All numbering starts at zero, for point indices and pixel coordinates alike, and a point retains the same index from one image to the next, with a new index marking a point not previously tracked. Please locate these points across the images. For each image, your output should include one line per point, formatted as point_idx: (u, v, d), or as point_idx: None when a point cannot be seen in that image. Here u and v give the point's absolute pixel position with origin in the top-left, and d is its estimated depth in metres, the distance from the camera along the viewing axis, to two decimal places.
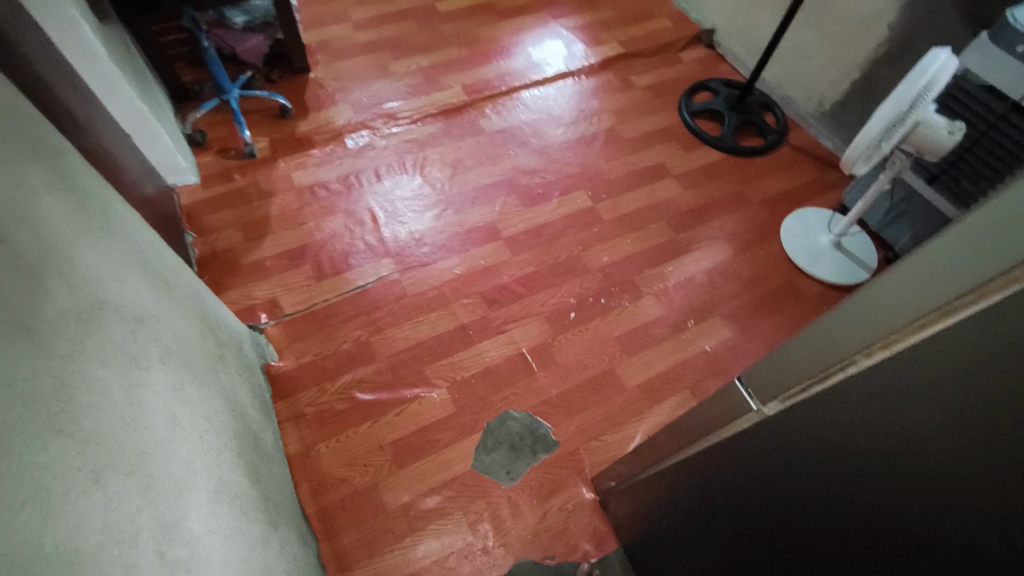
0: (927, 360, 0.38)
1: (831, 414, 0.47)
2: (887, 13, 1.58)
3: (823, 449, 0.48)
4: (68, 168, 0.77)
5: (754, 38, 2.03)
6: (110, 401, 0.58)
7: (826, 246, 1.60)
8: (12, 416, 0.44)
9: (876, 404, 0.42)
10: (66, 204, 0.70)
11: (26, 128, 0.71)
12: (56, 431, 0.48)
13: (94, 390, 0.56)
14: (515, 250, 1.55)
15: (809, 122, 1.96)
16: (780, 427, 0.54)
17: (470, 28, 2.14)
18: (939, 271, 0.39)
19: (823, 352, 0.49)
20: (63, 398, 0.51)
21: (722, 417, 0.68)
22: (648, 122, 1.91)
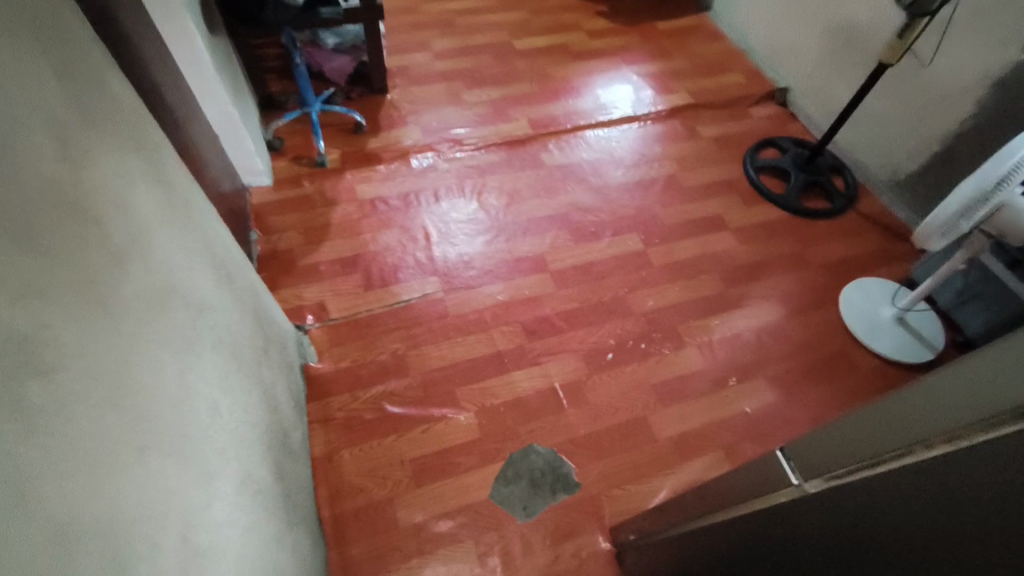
0: (999, 464, 0.35)
1: (883, 505, 0.43)
2: (977, 88, 1.52)
3: (870, 543, 0.45)
4: (162, 162, 0.84)
5: (829, 100, 1.99)
6: (163, 381, 0.62)
7: (888, 321, 1.51)
8: (79, 382, 0.47)
9: (937, 503, 0.39)
10: (155, 194, 0.76)
11: (133, 123, 0.78)
12: (113, 402, 0.51)
13: (151, 369, 0.60)
14: (560, 284, 1.55)
15: (881, 190, 1.88)
16: (822, 509, 0.51)
17: (544, 66, 2.21)
18: (1015, 368, 0.36)
19: (876, 434, 0.46)
20: (122, 372, 0.54)
21: (755, 484, 0.64)
22: (709, 172, 1.90)
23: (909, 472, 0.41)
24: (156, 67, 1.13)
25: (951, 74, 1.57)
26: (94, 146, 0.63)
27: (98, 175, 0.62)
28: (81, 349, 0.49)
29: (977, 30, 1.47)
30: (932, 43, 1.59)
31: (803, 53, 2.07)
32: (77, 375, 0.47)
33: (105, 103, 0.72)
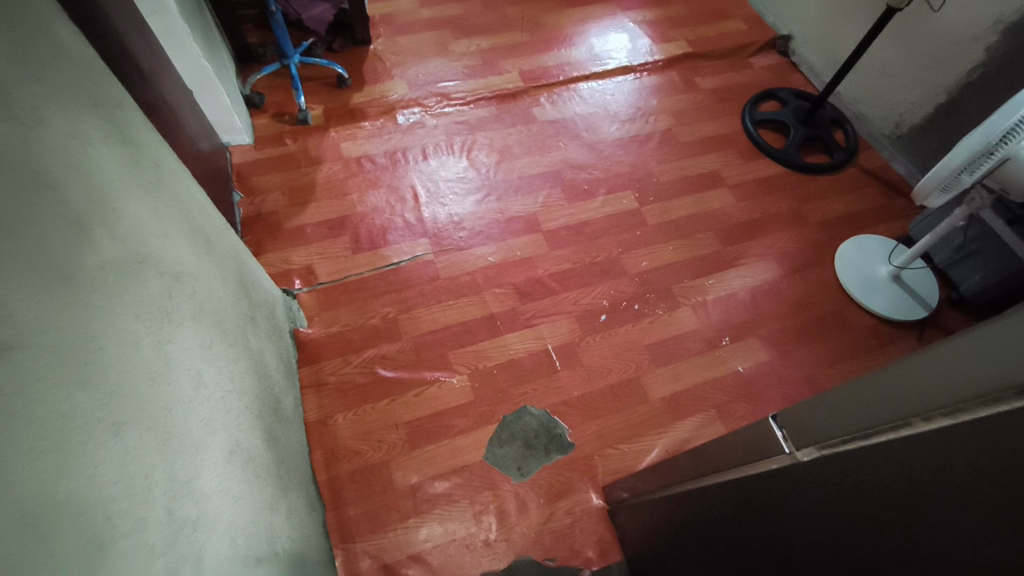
0: (993, 439, 0.34)
1: (873, 475, 0.43)
2: (988, 35, 1.45)
3: (855, 511, 0.44)
4: (126, 121, 0.79)
5: (833, 49, 1.91)
6: (139, 355, 0.59)
7: (884, 279, 1.50)
8: (41, 362, 0.45)
9: (924, 474, 0.38)
10: (119, 156, 0.72)
11: (89, 78, 0.72)
12: (82, 378, 0.49)
13: (125, 342, 0.57)
14: (553, 245, 1.52)
15: (881, 144, 1.84)
16: (815, 476, 0.50)
17: (535, 14, 2.10)
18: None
19: (870, 405, 0.45)
20: (92, 348, 0.52)
21: (751, 453, 0.64)
22: (708, 127, 1.84)
23: (901, 440, 0.40)
24: (117, 17, 1.05)
25: (962, 21, 1.49)
26: (43, 104, 0.58)
27: (51, 135, 0.57)
28: (39, 326, 0.46)
29: None
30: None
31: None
32: (37, 353, 0.45)
33: (55, 56, 0.66)
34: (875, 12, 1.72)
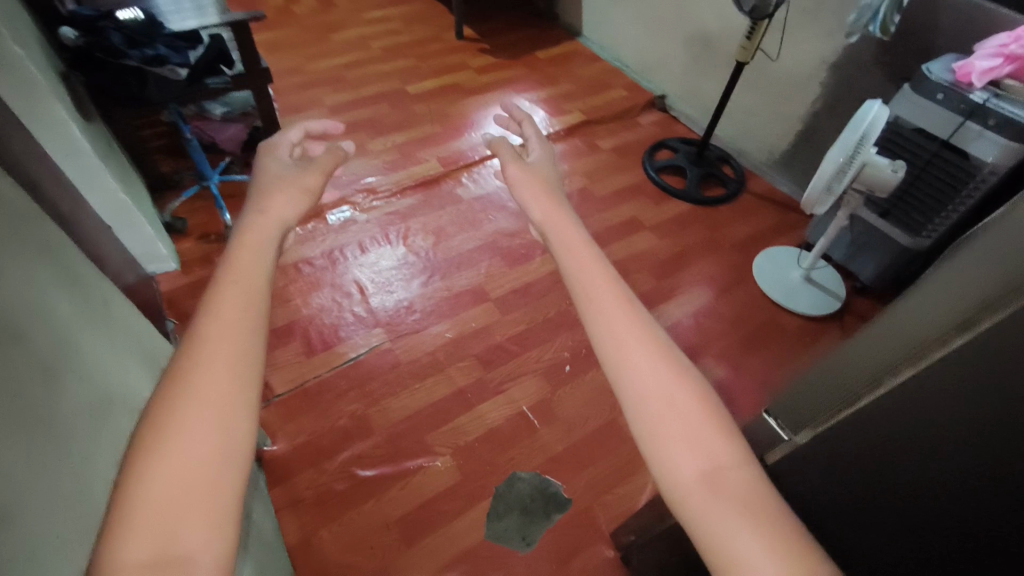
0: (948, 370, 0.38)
1: (864, 435, 0.46)
2: (820, 72, 1.77)
3: (862, 468, 0.47)
4: (71, 259, 0.77)
5: (703, 101, 2.25)
6: (106, 502, 0.56)
7: (800, 282, 1.70)
8: (29, 528, 0.44)
9: (910, 417, 0.42)
10: (74, 296, 0.70)
11: (34, 223, 0.71)
12: (56, 537, 0.47)
13: (96, 487, 0.55)
14: (504, 309, 1.57)
15: (764, 172, 2.13)
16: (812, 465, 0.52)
17: (441, 107, 2.28)
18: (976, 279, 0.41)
19: (856, 375, 0.51)
20: (72, 506, 0.50)
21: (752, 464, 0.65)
22: (617, 180, 2.04)
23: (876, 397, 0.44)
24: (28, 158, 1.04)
25: (800, 63, 1.82)
26: (3, 259, 0.58)
27: (12, 289, 0.56)
28: (10, 487, 0.43)
29: (812, 23, 1.72)
30: (781, 42, 1.84)
31: (673, 62, 2.31)
32: (21, 514, 0.43)
33: None
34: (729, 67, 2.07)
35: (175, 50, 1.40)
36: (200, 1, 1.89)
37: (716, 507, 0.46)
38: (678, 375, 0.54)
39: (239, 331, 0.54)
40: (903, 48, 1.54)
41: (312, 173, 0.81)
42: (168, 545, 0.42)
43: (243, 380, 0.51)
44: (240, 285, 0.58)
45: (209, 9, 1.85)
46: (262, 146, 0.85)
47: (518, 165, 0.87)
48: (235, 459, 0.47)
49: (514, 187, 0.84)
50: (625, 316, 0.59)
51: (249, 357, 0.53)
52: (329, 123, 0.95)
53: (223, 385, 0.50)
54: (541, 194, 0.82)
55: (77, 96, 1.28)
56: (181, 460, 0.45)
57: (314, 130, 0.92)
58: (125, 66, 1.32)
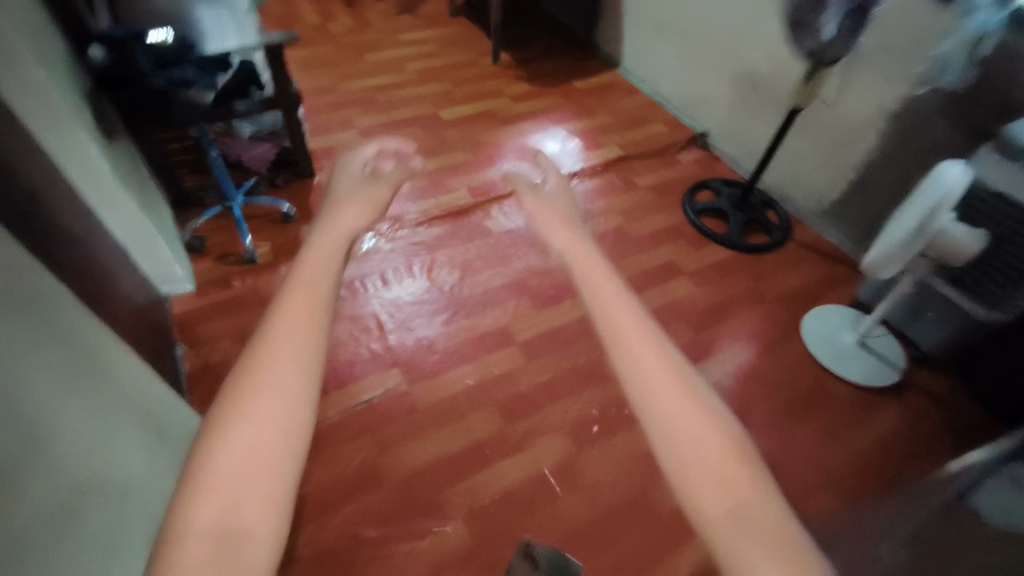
0: None
1: None
2: (877, 121, 1.67)
3: None
4: (82, 327, 0.79)
5: (746, 142, 2.19)
6: None
7: (852, 347, 1.59)
8: None
9: None
10: (75, 374, 0.72)
11: (48, 297, 0.74)
12: None
13: None
14: (531, 355, 1.47)
15: (812, 220, 2.01)
16: None
17: (474, 134, 2.22)
18: None
19: None
20: None
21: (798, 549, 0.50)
22: (654, 221, 1.96)
23: None
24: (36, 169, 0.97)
25: (854, 111, 1.72)
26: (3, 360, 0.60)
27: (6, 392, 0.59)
28: None
29: (872, 70, 1.63)
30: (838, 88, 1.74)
31: (717, 101, 2.25)
32: None
33: (12, 290, 0.66)
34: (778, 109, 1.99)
35: (203, 71, 1.40)
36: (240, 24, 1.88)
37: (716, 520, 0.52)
38: (712, 424, 0.59)
39: (304, 325, 0.56)
40: (977, 102, 1.43)
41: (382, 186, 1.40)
42: (228, 520, 0.44)
43: (306, 376, 0.53)
44: (312, 293, 0.60)
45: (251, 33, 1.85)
46: (335, 203, 1.29)
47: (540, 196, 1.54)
48: (291, 444, 0.49)
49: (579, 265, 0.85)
50: (660, 371, 0.63)
51: (310, 347, 0.55)
52: (395, 159, 1.63)
53: (286, 379, 0.52)
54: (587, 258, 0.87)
55: (103, 114, 1.25)
56: (243, 450, 0.47)
57: (387, 154, 1.67)
58: (154, 88, 1.32)
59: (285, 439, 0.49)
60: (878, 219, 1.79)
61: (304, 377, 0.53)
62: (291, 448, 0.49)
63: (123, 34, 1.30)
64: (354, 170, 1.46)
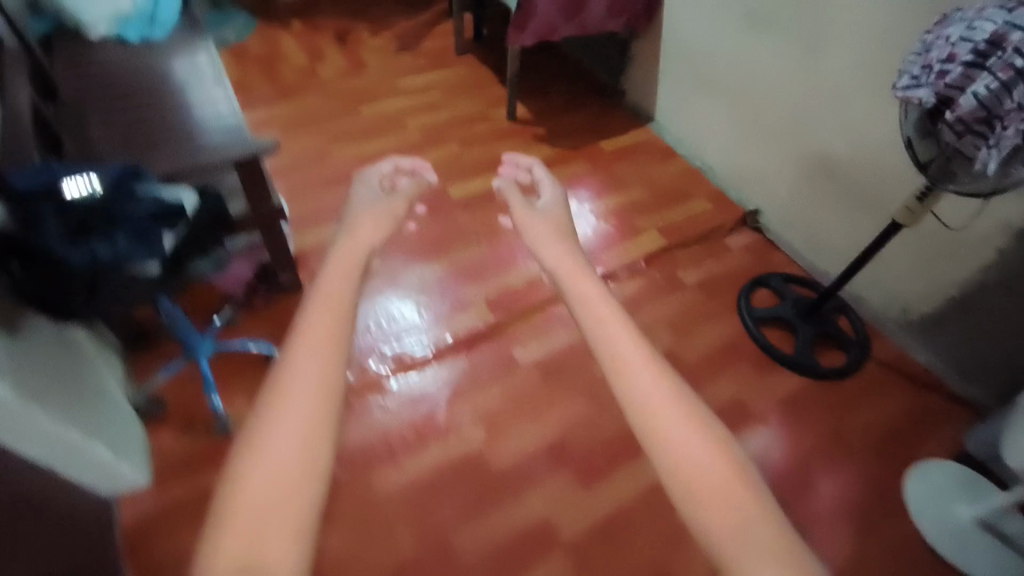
0: None
1: None
2: (998, 237, 1.36)
3: None
4: None
5: (810, 229, 1.94)
6: None
7: (971, 526, 1.36)
8: None
9: None
10: None
11: None
12: None
13: None
14: (582, 562, 1.22)
15: (891, 330, 1.73)
16: None
17: (490, 218, 1.90)
18: None
19: None
20: None
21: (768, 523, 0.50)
22: (708, 339, 1.68)
23: None
24: None
25: (967, 227, 1.41)
26: None
27: None
28: None
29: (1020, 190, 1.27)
30: (959, 207, 1.41)
31: (776, 178, 2.00)
32: None
33: None
34: (853, 195, 1.75)
35: (144, 238, 0.91)
36: (217, 123, 1.54)
37: (718, 530, 0.50)
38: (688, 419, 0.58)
39: (324, 350, 0.57)
40: None
41: (400, 202, 1.04)
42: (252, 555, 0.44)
43: (331, 375, 0.55)
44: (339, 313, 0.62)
45: (236, 133, 1.51)
46: (357, 178, 1.08)
47: (528, 211, 1.06)
48: (307, 483, 0.49)
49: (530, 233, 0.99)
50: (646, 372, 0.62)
51: (332, 371, 0.56)
52: (415, 162, 1.19)
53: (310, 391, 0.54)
54: (544, 240, 0.94)
55: (6, 313, 0.88)
56: (272, 478, 0.48)
57: (404, 166, 1.15)
58: (71, 268, 0.87)
59: (309, 469, 0.50)
60: (982, 344, 1.51)
61: (320, 397, 0.54)
62: (310, 482, 0.49)
63: (34, 189, 0.88)
64: (373, 182, 1.07)
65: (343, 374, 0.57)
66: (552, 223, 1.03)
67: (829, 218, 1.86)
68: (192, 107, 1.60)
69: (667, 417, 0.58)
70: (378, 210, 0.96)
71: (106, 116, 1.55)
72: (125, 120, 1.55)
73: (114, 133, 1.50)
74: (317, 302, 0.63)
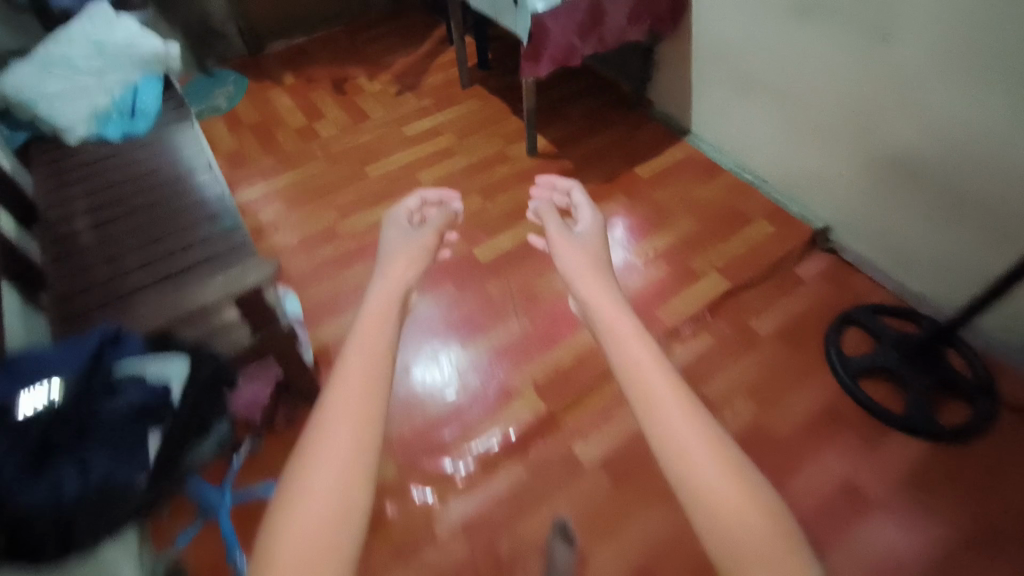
0: None
1: None
2: None
3: None
4: None
5: (891, 244, 1.63)
6: None
7: None
8: None
9: None
10: None
11: None
12: None
13: None
14: None
15: (1018, 361, 1.44)
16: None
17: (526, 283, 1.73)
18: None
19: None
20: None
21: None
22: (797, 403, 1.46)
23: None
24: None
25: None
26: None
27: None
28: None
29: None
30: None
31: (840, 185, 1.70)
32: None
33: None
34: (951, 211, 1.44)
35: (125, 453, 0.88)
36: (218, 227, 1.39)
37: None
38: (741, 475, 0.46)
39: (362, 390, 0.51)
40: None
41: (429, 234, 0.87)
42: None
43: (364, 422, 0.48)
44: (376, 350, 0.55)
45: (238, 236, 1.37)
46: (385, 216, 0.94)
47: (563, 233, 0.83)
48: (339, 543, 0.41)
49: (556, 249, 0.80)
50: (686, 415, 0.51)
51: (371, 409, 0.49)
52: (446, 193, 1.06)
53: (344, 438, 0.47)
54: (583, 271, 0.73)
55: None
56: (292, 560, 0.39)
57: (431, 198, 1.02)
58: (37, 518, 0.78)
59: (337, 522, 0.42)
60: None
61: (355, 444, 0.46)
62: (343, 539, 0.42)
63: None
64: (399, 214, 0.93)
65: (380, 423, 0.49)
66: (589, 250, 0.81)
67: (917, 231, 1.55)
68: (193, 209, 1.45)
69: (713, 466, 0.47)
70: (413, 245, 0.81)
71: (91, 234, 1.41)
72: (113, 234, 1.40)
73: (108, 250, 1.36)
74: (356, 338, 0.57)
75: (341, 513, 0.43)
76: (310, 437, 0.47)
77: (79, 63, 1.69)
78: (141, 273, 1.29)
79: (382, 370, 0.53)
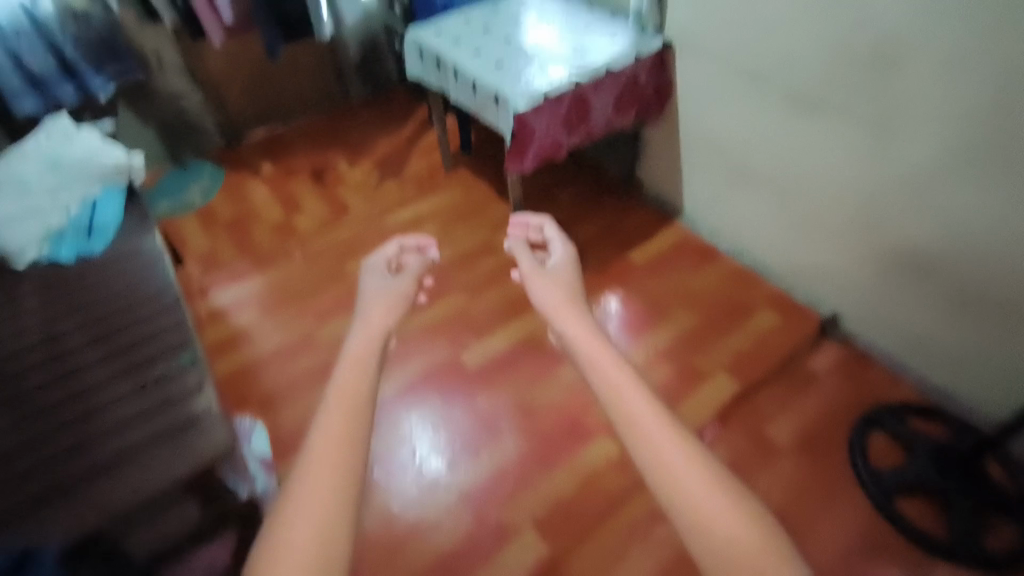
0: None
1: None
2: None
3: None
4: None
5: (912, 337, 1.53)
6: None
7: None
8: None
9: None
10: None
11: None
12: None
13: None
14: None
15: None
16: None
17: (520, 394, 1.61)
18: None
19: None
20: None
21: None
22: (824, 535, 1.33)
23: None
24: None
25: None
26: None
27: None
28: None
29: None
30: None
31: (850, 273, 1.61)
32: None
33: None
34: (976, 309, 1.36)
35: None
36: (171, 369, 1.24)
37: None
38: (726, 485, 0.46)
39: (332, 456, 0.46)
40: None
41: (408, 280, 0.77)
42: None
43: (329, 488, 0.44)
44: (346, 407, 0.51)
45: (193, 379, 1.23)
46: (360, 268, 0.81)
47: (537, 267, 0.77)
48: None
49: (533, 282, 0.75)
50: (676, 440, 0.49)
51: (335, 478, 0.45)
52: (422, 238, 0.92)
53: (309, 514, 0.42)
54: (560, 304, 0.68)
55: None
56: None
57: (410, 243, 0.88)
58: None
59: None
60: None
61: (325, 515, 0.43)
62: None
63: None
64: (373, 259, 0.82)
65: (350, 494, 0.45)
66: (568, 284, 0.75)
67: (939, 328, 1.46)
68: (139, 347, 1.30)
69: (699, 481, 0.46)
70: (390, 295, 0.71)
71: (29, 371, 1.26)
72: (55, 370, 1.26)
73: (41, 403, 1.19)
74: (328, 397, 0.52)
75: (335, 513, 0.43)
76: (302, 457, 0.46)
77: (34, 182, 1.62)
78: (89, 420, 1.17)
79: (371, 395, 0.53)
